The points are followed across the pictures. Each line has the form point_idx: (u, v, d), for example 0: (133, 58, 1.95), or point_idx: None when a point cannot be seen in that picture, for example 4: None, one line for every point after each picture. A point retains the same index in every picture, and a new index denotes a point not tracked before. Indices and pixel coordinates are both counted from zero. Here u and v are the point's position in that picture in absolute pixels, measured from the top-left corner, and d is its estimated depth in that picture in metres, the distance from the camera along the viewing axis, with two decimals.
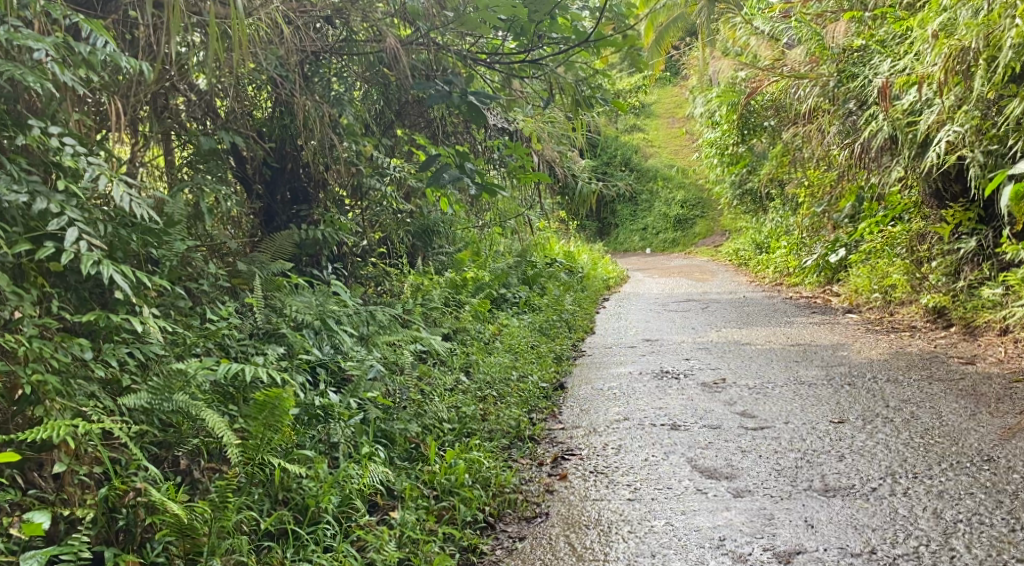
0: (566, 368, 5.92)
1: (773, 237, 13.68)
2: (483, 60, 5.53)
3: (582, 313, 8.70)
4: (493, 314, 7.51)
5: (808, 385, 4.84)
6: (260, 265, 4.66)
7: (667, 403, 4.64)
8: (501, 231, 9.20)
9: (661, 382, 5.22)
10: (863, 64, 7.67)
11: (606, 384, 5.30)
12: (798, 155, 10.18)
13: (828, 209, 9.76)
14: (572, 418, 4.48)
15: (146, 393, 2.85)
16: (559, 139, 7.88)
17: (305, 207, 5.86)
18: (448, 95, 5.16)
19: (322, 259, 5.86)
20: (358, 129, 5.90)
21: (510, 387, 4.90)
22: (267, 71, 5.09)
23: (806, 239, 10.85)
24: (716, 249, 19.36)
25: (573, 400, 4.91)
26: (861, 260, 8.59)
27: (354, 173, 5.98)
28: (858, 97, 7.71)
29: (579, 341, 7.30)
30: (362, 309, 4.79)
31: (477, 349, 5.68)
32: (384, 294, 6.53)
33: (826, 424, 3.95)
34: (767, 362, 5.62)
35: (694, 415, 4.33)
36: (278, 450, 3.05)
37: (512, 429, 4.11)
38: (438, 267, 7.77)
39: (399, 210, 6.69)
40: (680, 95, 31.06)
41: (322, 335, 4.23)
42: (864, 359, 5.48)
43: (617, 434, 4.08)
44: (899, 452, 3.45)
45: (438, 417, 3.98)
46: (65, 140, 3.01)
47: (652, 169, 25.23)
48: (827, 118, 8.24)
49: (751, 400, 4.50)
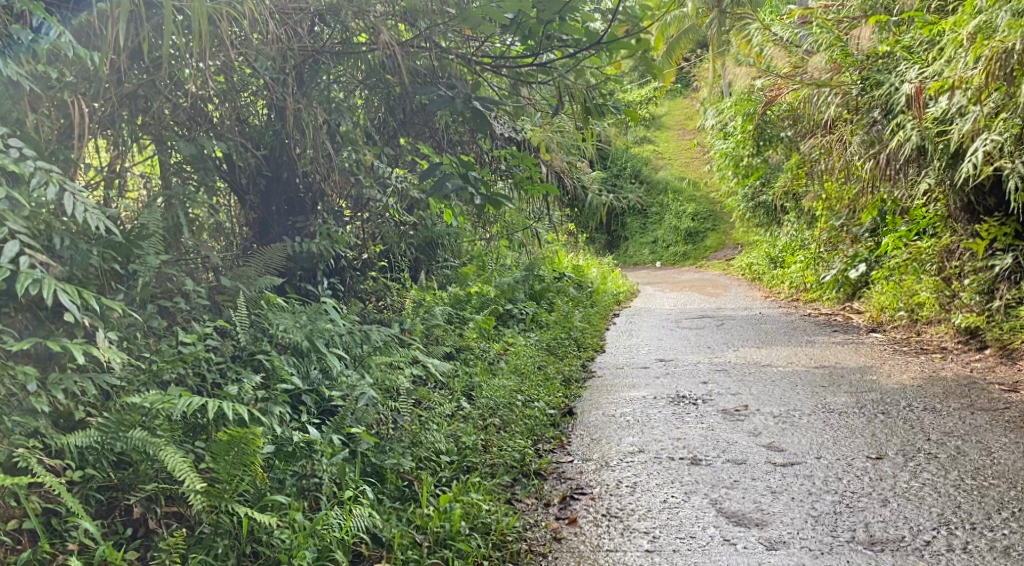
0: (575, 390, 5.56)
1: (788, 250, 13.30)
2: (489, 64, 5.23)
3: (592, 330, 8.34)
4: (499, 331, 7.16)
5: (839, 414, 4.47)
6: (247, 281, 4.35)
7: (685, 433, 4.28)
8: (508, 243, 8.89)
9: (677, 408, 4.86)
10: (889, 72, 7.30)
11: (618, 409, 4.94)
12: (816, 167, 9.85)
13: (848, 223, 9.40)
14: (583, 450, 4.12)
15: (93, 431, 2.56)
16: (569, 150, 7.76)
17: (302, 219, 5.51)
18: (452, 100, 4.83)
19: (317, 274, 5.52)
20: (357, 137, 5.59)
21: (515, 413, 4.55)
22: (258, 74, 4.77)
23: (824, 254, 10.48)
24: (728, 263, 18.95)
25: (583, 427, 4.56)
26: (884, 276, 8.21)
27: (351, 184, 5.67)
28: (884, 105, 7.34)
29: (588, 360, 6.94)
30: (356, 329, 4.47)
31: (480, 370, 5.33)
32: (384, 310, 6.20)
33: (863, 461, 3.59)
34: (790, 387, 5.25)
35: (716, 448, 3.98)
36: (249, 494, 2.71)
37: (516, 462, 3.76)
38: (440, 281, 7.44)
39: (401, 222, 6.39)
40: (691, 107, 30.72)
41: (310, 358, 3.90)
42: (895, 384, 5.11)
43: (632, 469, 3.73)
44: (951, 497, 3.10)
45: (435, 448, 3.67)
46: (8, 142, 2.70)
47: (663, 182, 24.92)
48: (850, 128, 7.87)
49: (778, 431, 4.15)
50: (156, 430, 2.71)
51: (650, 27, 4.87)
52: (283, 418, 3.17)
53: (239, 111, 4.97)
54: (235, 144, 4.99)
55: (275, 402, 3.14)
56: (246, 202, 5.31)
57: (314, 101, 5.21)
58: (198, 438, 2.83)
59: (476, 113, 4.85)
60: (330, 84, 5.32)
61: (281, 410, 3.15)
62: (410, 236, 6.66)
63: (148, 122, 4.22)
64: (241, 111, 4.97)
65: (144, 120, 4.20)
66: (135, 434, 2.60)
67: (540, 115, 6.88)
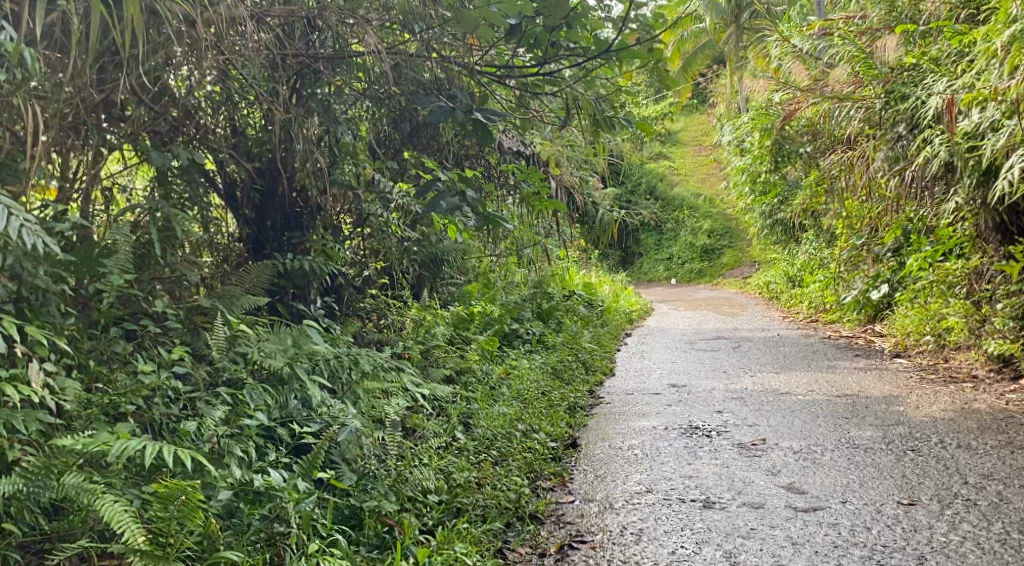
0: (580, 418, 5.23)
1: (806, 269, 12.92)
2: (492, 72, 4.97)
3: (602, 351, 8.00)
4: (504, 352, 6.85)
5: (865, 451, 4.12)
6: (228, 302, 4.03)
7: (696, 471, 3.95)
8: (516, 260, 8.61)
9: (690, 441, 4.53)
10: (915, 84, 6.91)
11: (626, 441, 4.61)
12: (835, 183, 9.54)
13: (869, 242, 9.00)
14: (585, 488, 3.81)
15: (18, 478, 2.29)
16: (579, 164, 7.56)
17: (296, 234, 5.19)
18: (452, 111, 4.52)
19: (310, 292, 5.17)
20: (355, 149, 5.32)
21: (514, 445, 4.24)
22: (245, 81, 4.50)
23: (844, 274, 10.09)
24: (744, 282, 18.57)
25: (587, 462, 4.24)
26: (909, 297, 7.83)
27: (349, 198, 5.41)
28: (910, 119, 6.99)
29: (597, 385, 6.60)
30: (342, 352, 4.09)
31: (480, 396, 5.03)
32: (384, 330, 5.89)
33: (893, 506, 3.27)
34: (811, 419, 4.90)
35: (730, 488, 3.66)
36: (190, 553, 2.43)
37: (509, 503, 3.48)
38: (445, 300, 7.14)
39: (403, 238, 6.12)
40: (707, 123, 30.40)
41: (289, 386, 3.55)
42: (924, 417, 4.76)
43: (638, 514, 3.41)
44: (997, 555, 2.78)
45: (422, 487, 3.42)
46: None
47: (678, 199, 24.60)
48: (874, 143, 7.53)
49: (798, 471, 3.81)
50: (94, 476, 2.43)
51: (662, 34, 4.57)
52: (248, 456, 2.87)
53: (228, 122, 4.72)
54: (224, 156, 4.73)
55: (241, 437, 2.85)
56: (238, 217, 5.05)
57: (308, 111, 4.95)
58: (145, 483, 2.54)
59: (479, 126, 4.56)
60: (327, 93, 5.06)
61: (248, 446, 2.86)
62: (413, 253, 6.37)
63: (126, 132, 3.98)
64: (228, 121, 4.72)
65: (121, 130, 3.96)
66: (68, 481, 2.32)
67: (547, 127, 6.59)
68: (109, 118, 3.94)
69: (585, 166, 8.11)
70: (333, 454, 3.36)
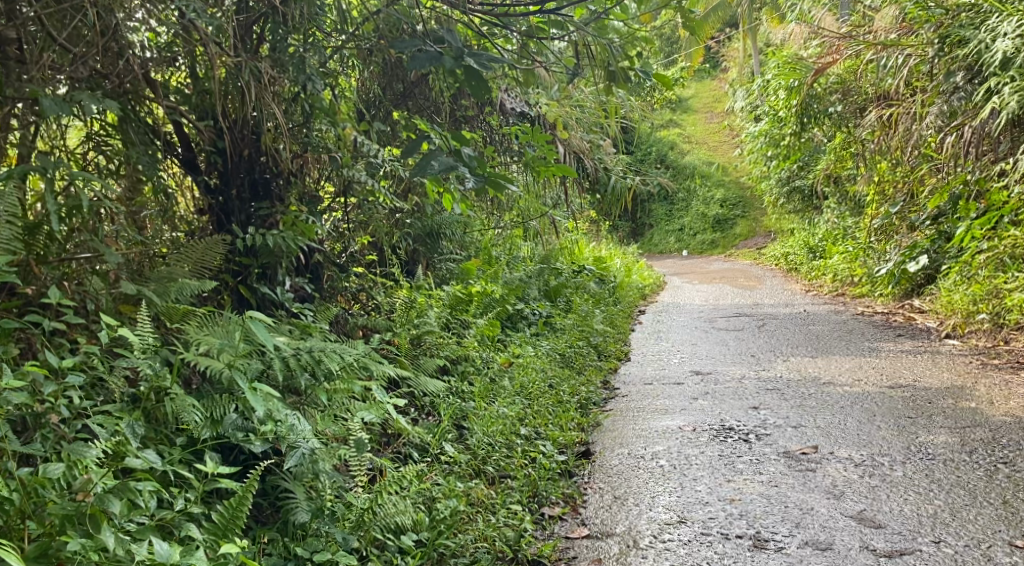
0: (593, 417, 4.49)
1: (830, 239, 12.13)
2: (484, 11, 4.21)
3: (615, 332, 7.24)
4: (506, 336, 6.11)
5: (945, 463, 3.37)
6: (162, 287, 3.30)
7: (739, 491, 3.21)
8: (521, 231, 7.87)
9: (725, 448, 3.76)
10: (976, 27, 6.19)
11: (648, 449, 3.85)
12: (866, 145, 8.80)
13: (905, 210, 8.18)
14: (604, 517, 3.08)
15: None
16: (589, 125, 7.00)
17: (266, 203, 4.25)
18: (438, 56, 3.57)
19: (278, 274, 4.29)
20: (333, 108, 4.57)
21: (516, 458, 3.53)
22: (192, 23, 3.75)
23: (875, 244, 9.26)
24: (759, 253, 17.74)
25: (603, 478, 3.49)
26: (956, 270, 7.01)
27: (325, 163, 4.62)
28: (969, 68, 6.34)
29: (610, 371, 5.88)
30: (302, 349, 3.29)
31: (477, 394, 4.32)
32: (370, 314, 5.17)
33: (1004, 555, 2.58)
34: (867, 418, 4.13)
35: (784, 518, 2.94)
36: None
37: (505, 546, 2.81)
38: (441, 278, 6.41)
39: (393, 208, 5.40)
40: (718, 90, 29.42)
41: (229, 396, 2.82)
42: (1004, 417, 3.99)
43: (672, 558, 2.71)
44: None
45: (394, 525, 2.75)
46: None
47: (690, 167, 23.75)
48: (923, 97, 6.78)
49: (868, 494, 3.09)
50: None
51: None
52: (143, 509, 2.18)
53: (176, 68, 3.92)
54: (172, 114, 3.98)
55: (132, 484, 2.18)
56: (198, 184, 4.14)
57: (274, 60, 4.15)
58: None
59: (472, 74, 3.61)
60: (297, 39, 4.24)
61: (144, 495, 2.19)
62: (406, 225, 5.78)
63: (34, 79, 3.25)
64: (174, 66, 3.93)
65: (26, 74, 3.23)
66: None
67: (555, 84, 5.83)
68: (7, 60, 3.21)
69: (596, 129, 7.36)
70: (286, 483, 2.70)
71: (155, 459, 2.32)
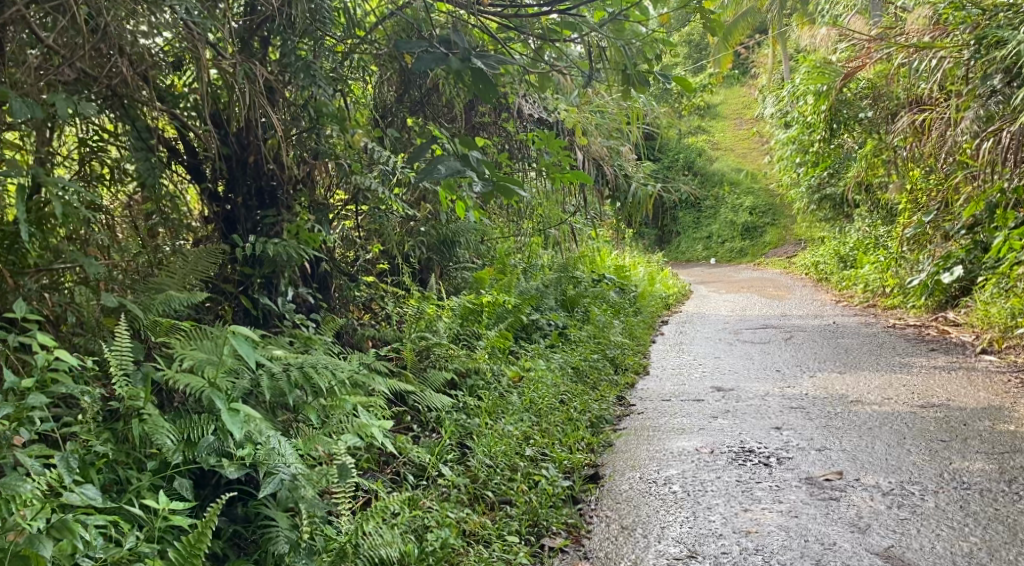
0: (605, 436, 4.27)
1: (860, 247, 11.80)
2: (495, 9, 4.00)
3: (634, 345, 7.00)
4: (521, 348, 5.91)
5: (982, 494, 3.12)
6: (149, 302, 3.13)
7: (756, 522, 2.99)
8: (540, 239, 7.68)
9: (743, 473, 3.53)
10: (1015, 27, 5.92)
11: (661, 472, 3.62)
12: (899, 152, 8.53)
13: (939, 219, 7.84)
14: (609, 551, 2.87)
15: None
16: (609, 131, 6.81)
17: (272, 212, 4.06)
18: (444, 58, 3.29)
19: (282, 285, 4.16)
20: (342, 113, 4.40)
21: (520, 483, 3.33)
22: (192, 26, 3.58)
23: (908, 253, 8.94)
24: (788, 262, 17.38)
25: (611, 505, 3.27)
26: (993, 281, 6.74)
27: (333, 170, 4.44)
28: (1007, 70, 6.08)
29: (627, 386, 5.66)
30: (293, 365, 3.13)
31: (485, 412, 4.12)
32: (379, 324, 4.99)
33: None
34: (897, 441, 3.87)
35: (804, 555, 2.71)
36: None
37: None
38: (455, 287, 6.23)
39: (405, 216, 5.22)
40: (748, 97, 29.05)
41: (209, 415, 2.65)
42: None
43: None
44: None
45: (382, 559, 2.57)
46: None
47: (718, 174, 23.43)
48: (958, 102, 6.52)
49: (897, 529, 2.85)
50: None
51: None
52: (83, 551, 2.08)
53: (182, 72, 3.73)
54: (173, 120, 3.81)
55: (73, 525, 2.08)
56: (203, 192, 3.94)
57: (282, 65, 3.98)
58: None
59: (479, 77, 3.34)
60: (305, 42, 4.06)
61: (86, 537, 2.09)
62: (419, 234, 5.60)
63: (18, 83, 3.08)
64: (181, 70, 3.72)
65: (9, 78, 3.06)
66: None
67: (573, 88, 5.63)
68: None
69: (616, 135, 7.14)
70: (268, 512, 2.54)
71: (97, 493, 2.22)
